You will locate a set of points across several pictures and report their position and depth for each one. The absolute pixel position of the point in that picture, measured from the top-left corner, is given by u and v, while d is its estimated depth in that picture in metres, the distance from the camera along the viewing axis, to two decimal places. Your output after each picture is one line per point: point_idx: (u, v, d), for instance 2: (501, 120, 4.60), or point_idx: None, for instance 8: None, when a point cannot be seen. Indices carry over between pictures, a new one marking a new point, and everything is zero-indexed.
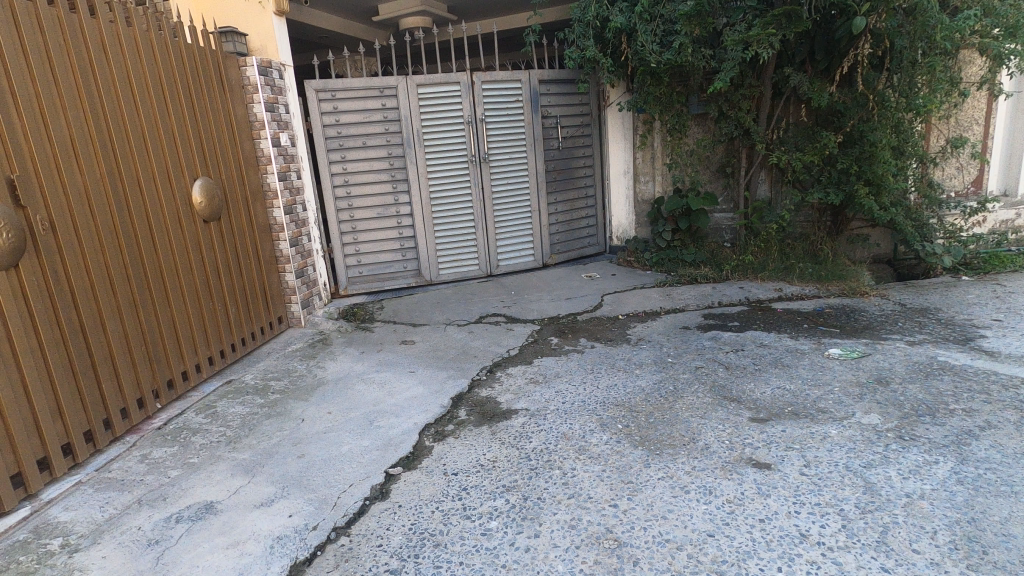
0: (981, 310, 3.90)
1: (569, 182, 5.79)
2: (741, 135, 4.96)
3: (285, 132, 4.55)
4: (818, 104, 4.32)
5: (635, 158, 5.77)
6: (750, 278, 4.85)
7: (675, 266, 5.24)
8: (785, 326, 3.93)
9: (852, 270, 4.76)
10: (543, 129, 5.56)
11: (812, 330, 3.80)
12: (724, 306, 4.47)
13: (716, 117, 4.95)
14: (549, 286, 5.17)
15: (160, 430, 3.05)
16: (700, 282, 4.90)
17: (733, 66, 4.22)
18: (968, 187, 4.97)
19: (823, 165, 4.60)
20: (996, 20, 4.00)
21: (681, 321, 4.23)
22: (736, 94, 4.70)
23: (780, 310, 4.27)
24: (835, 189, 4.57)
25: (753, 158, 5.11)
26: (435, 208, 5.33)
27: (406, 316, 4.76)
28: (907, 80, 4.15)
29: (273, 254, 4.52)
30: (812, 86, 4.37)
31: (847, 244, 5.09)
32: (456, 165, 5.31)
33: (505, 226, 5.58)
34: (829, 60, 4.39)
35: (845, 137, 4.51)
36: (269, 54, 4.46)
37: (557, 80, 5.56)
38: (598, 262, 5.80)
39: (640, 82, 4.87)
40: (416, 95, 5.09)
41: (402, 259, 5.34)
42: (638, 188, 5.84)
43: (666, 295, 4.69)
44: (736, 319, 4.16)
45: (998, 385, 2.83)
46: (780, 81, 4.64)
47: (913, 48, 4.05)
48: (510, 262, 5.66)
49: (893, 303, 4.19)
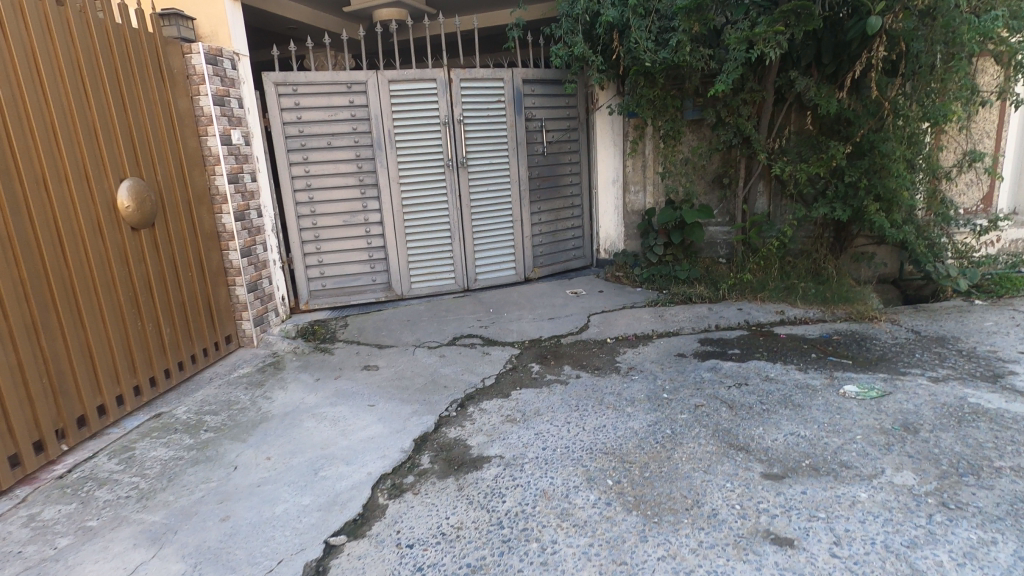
0: (1005, 341, 3.54)
1: (554, 190, 5.38)
2: (741, 144, 4.58)
3: (237, 129, 4.06)
4: (827, 111, 3.96)
5: (625, 165, 5.38)
6: (748, 299, 4.47)
7: (667, 283, 4.86)
8: (791, 356, 3.54)
9: (859, 291, 4.40)
10: (527, 133, 5.14)
11: (822, 361, 3.41)
12: (721, 330, 4.08)
13: (713, 123, 4.57)
14: (530, 304, 4.74)
15: (60, 481, 2.53)
16: (695, 302, 4.51)
17: (736, 68, 3.87)
18: (977, 204, 4.65)
19: (829, 177, 4.23)
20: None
21: (676, 347, 3.82)
22: (736, 99, 4.33)
23: (783, 336, 3.89)
24: (842, 204, 4.20)
25: (753, 168, 4.74)
26: (408, 216, 4.87)
27: (371, 337, 4.28)
28: (922, 89, 3.83)
29: (220, 265, 4.01)
30: (820, 92, 4.01)
31: (851, 263, 4.74)
32: (432, 169, 4.86)
33: (485, 237, 5.15)
34: (836, 64, 4.03)
35: (853, 148, 4.16)
36: (221, 41, 3.99)
37: (543, 80, 5.15)
38: (584, 277, 5.39)
39: (632, 83, 4.48)
40: (388, 92, 4.64)
41: (370, 272, 4.87)
42: (628, 198, 5.44)
43: (658, 317, 4.28)
44: (736, 346, 3.77)
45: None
46: (783, 86, 4.28)
47: (931, 52, 3.70)
48: (489, 276, 5.22)
49: (907, 330, 3.83)
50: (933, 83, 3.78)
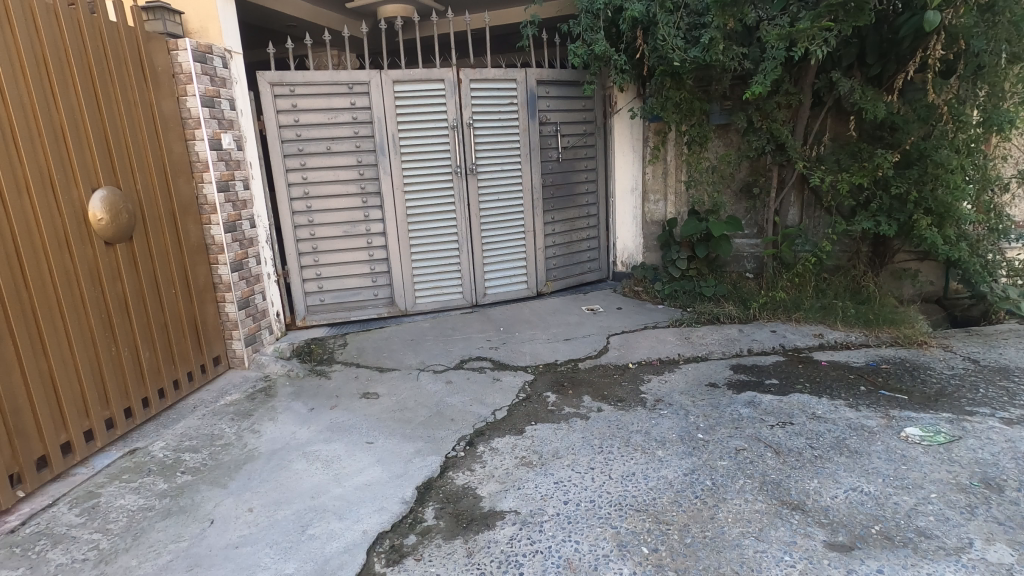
0: None
1: (569, 199, 5.05)
2: (774, 151, 4.22)
3: (228, 133, 3.75)
4: (873, 115, 3.61)
5: (644, 173, 5.03)
6: (782, 319, 4.11)
7: (691, 300, 4.51)
8: (837, 388, 3.18)
9: (903, 312, 4.02)
10: (540, 137, 4.81)
11: (873, 395, 3.05)
12: (754, 355, 3.72)
13: (744, 129, 4.22)
14: (544, 323, 4.40)
15: (10, 538, 2.21)
16: (723, 322, 4.15)
17: (775, 68, 3.52)
18: None
19: (873, 188, 3.86)
20: None
21: (706, 376, 3.47)
22: (770, 102, 3.98)
23: (825, 364, 3.52)
24: (887, 218, 3.84)
25: (786, 177, 4.38)
26: (413, 226, 4.54)
27: (371, 358, 3.94)
28: (979, 92, 3.48)
29: (209, 281, 3.69)
30: (865, 95, 3.66)
31: (892, 280, 4.36)
32: (439, 176, 4.54)
33: (495, 249, 4.82)
34: (882, 64, 3.69)
35: (900, 157, 3.78)
36: (212, 37, 3.70)
37: (558, 81, 4.82)
38: (600, 292, 5.04)
39: (657, 84, 4.13)
40: (392, 93, 4.32)
41: (372, 285, 4.55)
42: (647, 207, 5.09)
43: (684, 340, 3.92)
44: (774, 375, 3.41)
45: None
46: (822, 88, 3.94)
47: (994, 51, 3.35)
48: (499, 290, 4.89)
49: (963, 359, 3.46)
50: (989, 89, 3.47)
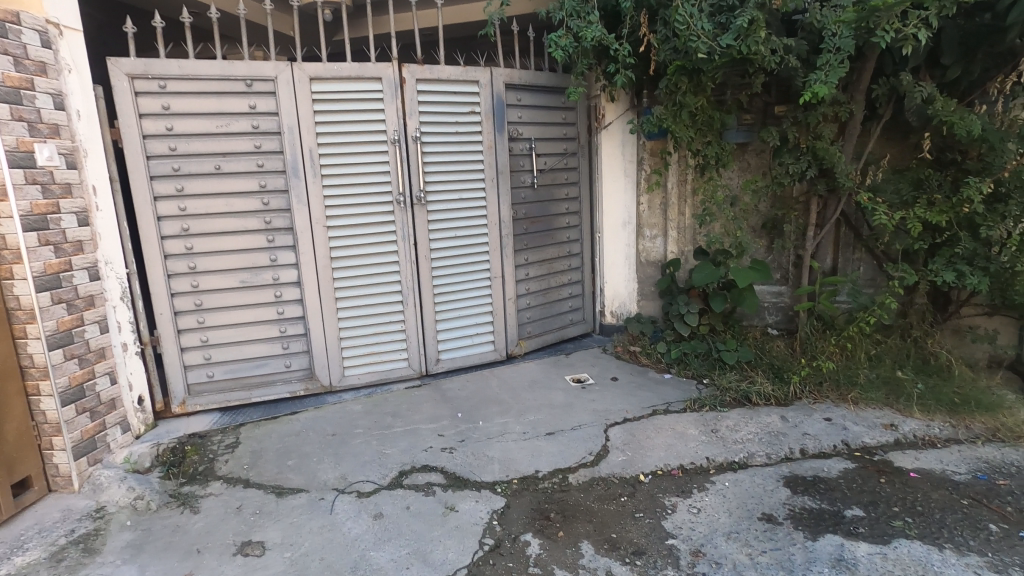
0: None
1: (547, 235, 3.98)
2: (814, 178, 3.27)
3: (49, 143, 2.52)
4: (964, 130, 2.69)
5: (639, 202, 4.02)
6: (832, 399, 3.12)
7: (707, 369, 3.48)
8: (957, 528, 2.17)
9: (989, 390, 3.09)
10: (510, 156, 3.74)
11: (1018, 547, 2.05)
12: (811, 460, 2.69)
13: (775, 149, 3.28)
14: (517, 405, 3.26)
15: None
16: (756, 404, 3.12)
17: (840, 65, 2.55)
18: None
19: (957, 229, 2.95)
20: None
21: (757, 502, 2.40)
22: (813, 114, 3.04)
23: (915, 476, 2.52)
24: (972, 268, 2.94)
25: (825, 211, 3.42)
26: (340, 273, 3.37)
27: (268, 470, 2.70)
28: None
29: (10, 363, 2.41)
30: (948, 104, 2.74)
31: (958, 341, 3.44)
32: (374, 206, 3.39)
33: (451, 301, 3.69)
34: (963, 65, 2.84)
35: (995, 188, 2.88)
36: (25, 4, 2.49)
37: (533, 86, 3.76)
38: (587, 354, 3.96)
39: (668, 86, 3.11)
40: (309, 93, 3.17)
41: (282, 353, 3.33)
42: (642, 244, 4.07)
43: (712, 436, 2.85)
44: (853, 500, 2.37)
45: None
46: (881, 97, 3.04)
47: None
48: (457, 354, 3.75)
49: None
50: None
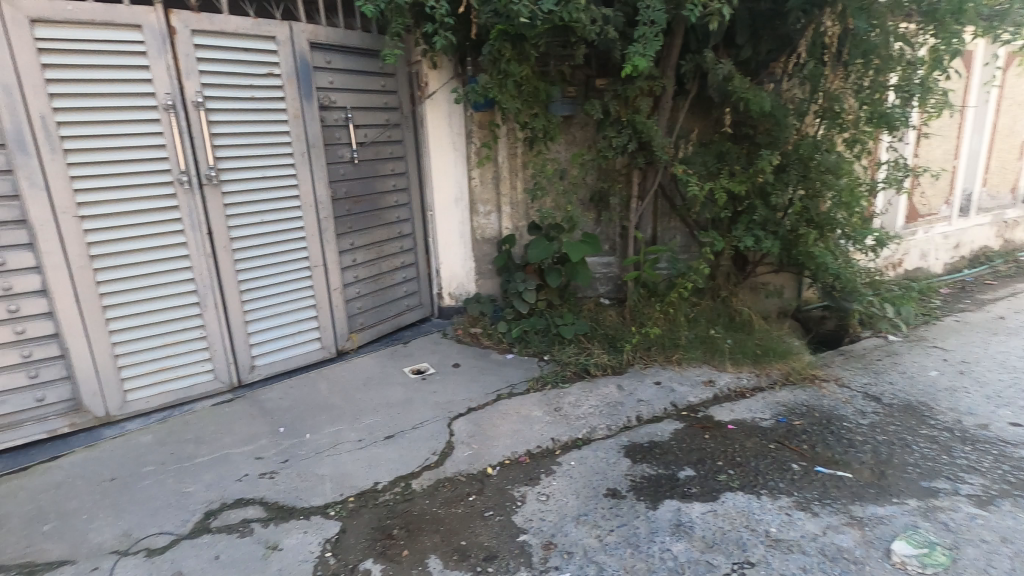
0: (979, 405, 2.85)
1: (374, 215, 3.61)
2: (634, 151, 3.37)
3: None
4: (758, 106, 2.92)
5: (470, 177, 3.84)
6: (659, 362, 3.30)
7: (547, 344, 3.48)
8: (769, 472, 2.39)
9: (781, 338, 3.51)
10: (324, 127, 3.28)
11: (816, 481, 2.31)
12: (646, 426, 2.80)
13: (598, 122, 3.32)
14: (351, 408, 2.93)
15: None
16: (594, 375, 3.18)
17: (654, 38, 2.57)
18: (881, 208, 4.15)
19: (753, 197, 3.24)
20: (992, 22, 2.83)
21: (602, 478, 2.41)
22: (630, 88, 3.09)
23: (733, 428, 2.74)
24: (765, 232, 3.26)
25: (645, 184, 3.56)
26: (108, 275, 2.68)
27: (13, 544, 2.05)
28: (862, 79, 2.98)
29: None
30: (743, 82, 2.95)
31: (755, 297, 3.88)
32: (147, 189, 2.73)
33: (265, 297, 3.18)
34: (752, 46, 3.11)
35: (781, 159, 3.19)
36: None
37: (344, 47, 3.32)
38: (427, 341, 3.73)
39: (491, 53, 2.93)
40: (31, 40, 2.38)
41: (32, 383, 2.57)
42: (476, 221, 3.92)
43: (556, 415, 2.83)
44: (684, 461, 2.50)
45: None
46: (688, 73, 3.21)
47: (882, 33, 2.84)
48: (277, 357, 3.27)
49: (866, 399, 2.97)
50: (875, 77, 2.97)
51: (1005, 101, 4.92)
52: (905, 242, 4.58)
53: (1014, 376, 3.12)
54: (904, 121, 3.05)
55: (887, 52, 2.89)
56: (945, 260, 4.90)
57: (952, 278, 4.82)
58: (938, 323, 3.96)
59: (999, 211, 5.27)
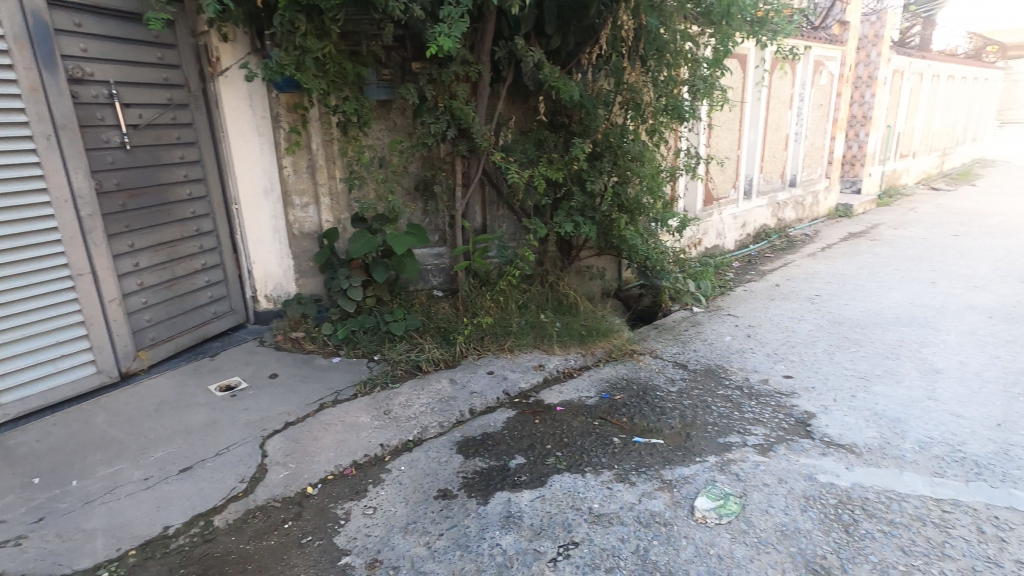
0: (761, 363, 3.29)
1: (160, 211, 3.08)
2: (456, 138, 3.29)
3: None
4: (567, 95, 3.00)
5: (280, 165, 3.45)
6: (492, 351, 3.29)
7: (377, 343, 3.27)
8: (593, 449, 2.49)
9: (604, 317, 3.71)
10: (78, 105, 2.69)
11: (633, 451, 2.46)
12: (479, 418, 2.76)
13: (415, 108, 3.18)
14: (137, 441, 2.47)
15: None
16: (427, 372, 3.07)
17: (460, 19, 2.48)
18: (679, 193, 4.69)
19: (570, 184, 3.35)
20: (755, 27, 3.23)
21: (433, 479, 2.31)
22: (445, 72, 2.99)
23: (561, 409, 2.82)
24: (583, 218, 3.40)
25: (469, 171, 3.50)
26: None
27: None
28: (657, 73, 3.22)
29: None
30: (553, 71, 3.00)
31: (581, 280, 4.06)
32: None
33: (7, 317, 2.54)
34: (562, 37, 3.18)
35: (593, 147, 3.34)
36: None
37: (100, 9, 2.74)
38: (239, 351, 3.30)
39: (285, 25, 2.62)
40: None
41: None
42: (291, 215, 3.55)
43: (385, 419, 2.66)
44: (515, 449, 2.50)
45: (937, 528, 1.97)
46: (503, 60, 3.20)
47: (670, 30, 3.08)
48: (33, 390, 2.64)
49: (675, 367, 3.26)
50: (668, 72, 3.22)
51: (772, 100, 5.76)
52: (704, 223, 5.16)
53: (786, 335, 3.66)
54: (693, 114, 3.38)
55: (675, 49, 3.15)
56: (735, 238, 5.62)
57: (741, 254, 5.56)
58: (731, 293, 4.51)
59: (773, 194, 6.20)
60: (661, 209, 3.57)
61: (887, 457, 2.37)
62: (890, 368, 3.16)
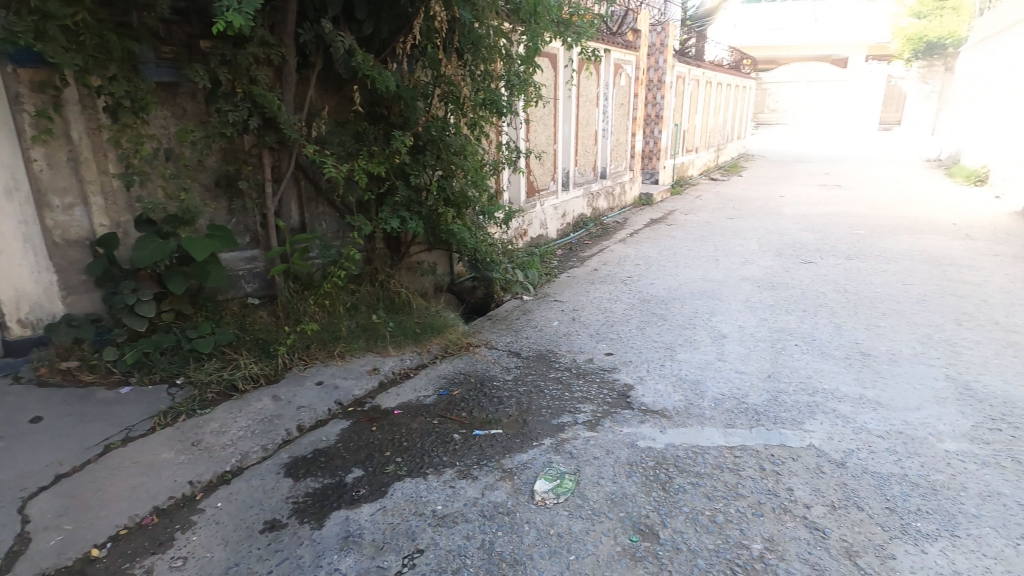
0: (586, 343, 3.53)
1: None
2: (261, 127, 2.96)
3: None
4: (383, 86, 2.86)
5: (27, 157, 2.77)
6: (321, 360, 3.06)
7: (179, 365, 2.81)
8: (434, 449, 2.44)
9: (439, 313, 3.68)
10: None
11: (474, 445, 2.46)
12: (309, 434, 2.54)
13: (209, 93, 2.79)
14: None
15: None
16: (244, 391, 2.74)
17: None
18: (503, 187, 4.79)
19: (393, 178, 3.23)
20: (561, 27, 3.41)
21: (257, 511, 2.06)
22: (242, 54, 2.67)
23: (399, 412, 2.73)
24: (410, 213, 3.30)
25: (281, 165, 3.19)
26: None
27: None
28: (473, 67, 3.24)
29: None
30: (366, 59, 2.84)
31: (412, 276, 3.96)
32: None
33: None
34: (374, 24, 3.03)
35: (415, 140, 3.25)
36: None
37: None
38: None
39: None
40: None
41: None
42: (48, 219, 2.88)
43: (194, 451, 2.31)
44: (351, 462, 2.34)
45: (731, 472, 2.29)
46: (311, 45, 2.95)
47: (484, 25, 3.12)
48: None
49: (509, 356, 3.35)
50: (484, 66, 3.27)
51: (581, 98, 6.22)
52: (528, 214, 5.39)
53: (605, 316, 3.99)
54: (510, 108, 3.48)
55: (490, 44, 3.20)
56: (556, 227, 5.98)
57: (563, 242, 5.94)
58: (556, 279, 4.78)
59: (587, 185, 6.72)
60: (487, 202, 3.63)
61: (691, 416, 2.70)
62: (688, 337, 3.62)
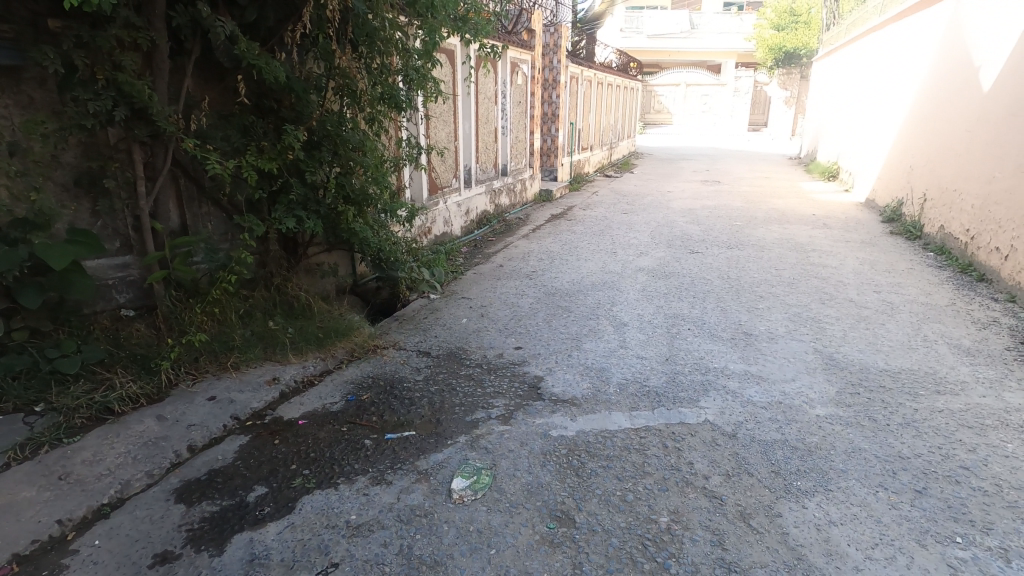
0: (495, 339, 3.56)
1: None
2: (129, 119, 2.65)
3: None
4: (271, 76, 2.68)
5: None
6: (211, 373, 2.83)
7: (38, 390, 2.44)
8: (344, 457, 2.34)
9: (343, 315, 3.53)
10: None
11: (387, 449, 2.39)
12: (202, 455, 2.34)
13: (62, 79, 2.45)
14: None
15: None
16: (121, 414, 2.47)
17: None
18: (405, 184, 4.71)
19: (287, 175, 3.04)
20: (459, 23, 3.39)
21: (144, 545, 1.86)
22: (102, 37, 2.38)
23: (304, 422, 2.59)
24: (306, 212, 3.13)
25: (155, 162, 2.89)
26: None
27: None
28: (369, 60, 3.13)
29: None
30: (251, 47, 2.64)
31: (312, 279, 3.76)
32: None
33: None
34: (259, 10, 2.83)
35: (308, 135, 3.09)
36: None
37: None
38: None
39: None
40: None
41: None
42: None
43: (61, 487, 2.03)
44: (253, 480, 2.18)
45: (638, 452, 2.41)
46: (186, 30, 2.70)
47: (378, 17, 3.02)
48: None
49: (419, 356, 3.30)
50: (380, 60, 3.17)
51: (480, 95, 6.24)
52: (432, 211, 5.33)
53: (513, 310, 4.04)
54: (409, 104, 3.40)
55: (386, 37, 3.11)
56: (460, 224, 5.97)
57: (468, 238, 5.94)
58: (462, 276, 4.78)
59: (489, 182, 6.77)
60: (388, 199, 3.53)
61: (599, 402, 2.81)
62: (593, 327, 3.76)
